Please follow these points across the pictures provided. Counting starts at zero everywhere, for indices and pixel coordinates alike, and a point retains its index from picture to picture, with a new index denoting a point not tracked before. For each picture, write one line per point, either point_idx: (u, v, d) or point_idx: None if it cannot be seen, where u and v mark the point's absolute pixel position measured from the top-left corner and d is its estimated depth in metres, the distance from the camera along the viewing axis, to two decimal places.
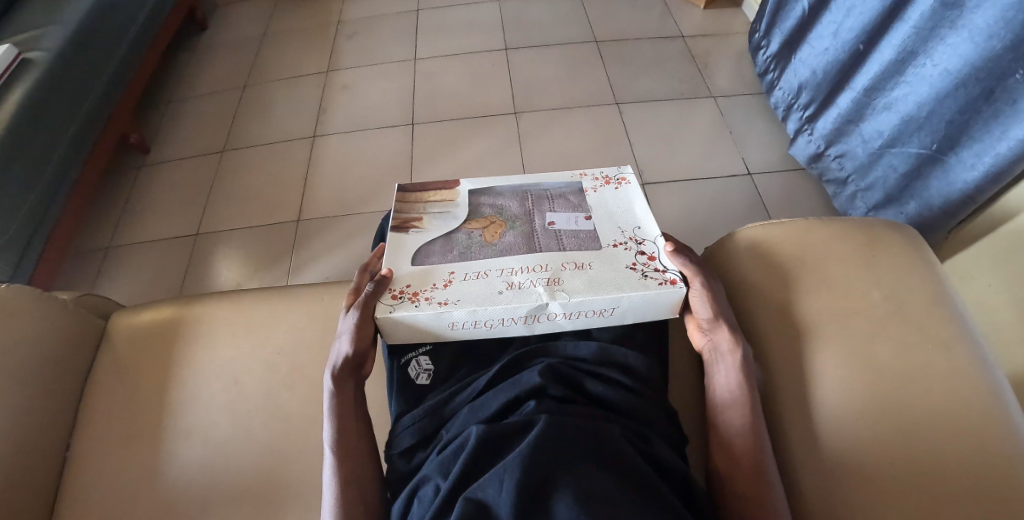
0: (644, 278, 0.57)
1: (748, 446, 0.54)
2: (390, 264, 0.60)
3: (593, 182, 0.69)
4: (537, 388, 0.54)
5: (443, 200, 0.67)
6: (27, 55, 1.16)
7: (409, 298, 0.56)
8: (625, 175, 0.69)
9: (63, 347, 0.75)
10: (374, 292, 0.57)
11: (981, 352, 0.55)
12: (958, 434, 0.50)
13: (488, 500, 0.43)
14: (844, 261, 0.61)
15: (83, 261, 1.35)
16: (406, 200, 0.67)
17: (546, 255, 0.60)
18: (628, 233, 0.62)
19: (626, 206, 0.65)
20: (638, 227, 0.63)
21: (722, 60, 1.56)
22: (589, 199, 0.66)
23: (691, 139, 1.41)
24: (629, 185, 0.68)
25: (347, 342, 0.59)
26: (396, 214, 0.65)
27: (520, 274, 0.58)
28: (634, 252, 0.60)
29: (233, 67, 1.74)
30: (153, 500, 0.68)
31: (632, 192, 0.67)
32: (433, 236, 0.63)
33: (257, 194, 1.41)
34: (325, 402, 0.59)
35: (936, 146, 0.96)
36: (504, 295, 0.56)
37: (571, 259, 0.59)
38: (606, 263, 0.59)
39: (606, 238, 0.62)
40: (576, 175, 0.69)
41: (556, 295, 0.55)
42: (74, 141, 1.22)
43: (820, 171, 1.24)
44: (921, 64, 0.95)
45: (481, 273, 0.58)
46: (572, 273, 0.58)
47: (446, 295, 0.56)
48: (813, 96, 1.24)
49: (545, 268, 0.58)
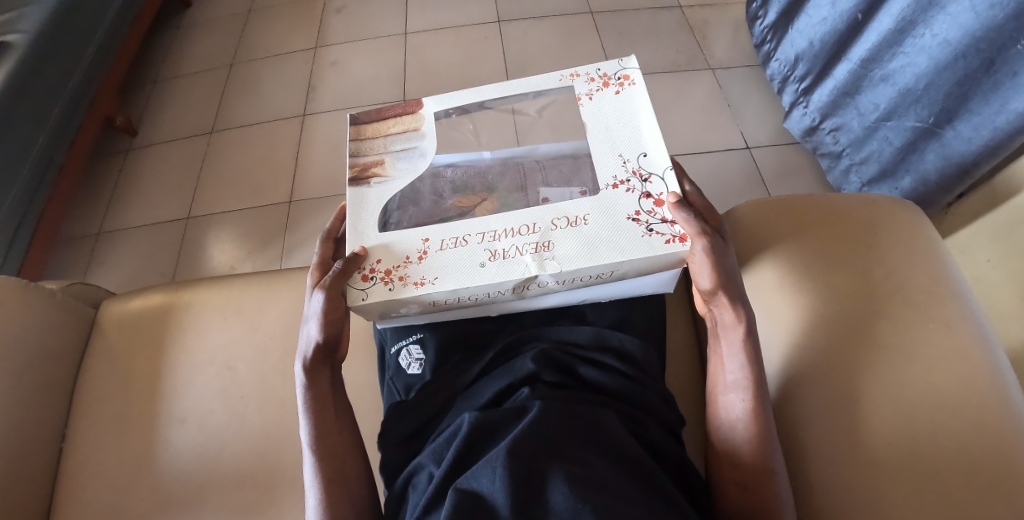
0: (650, 233, 0.52)
1: (750, 432, 0.53)
2: (358, 238, 0.57)
3: (589, 84, 0.62)
4: (532, 375, 0.53)
5: (404, 130, 0.63)
6: (5, 38, 1.10)
7: (382, 279, 0.54)
8: (630, 76, 0.62)
9: (54, 338, 0.74)
10: (342, 271, 0.55)
11: (982, 330, 0.54)
12: (961, 414, 0.49)
13: (482, 489, 0.42)
14: (843, 238, 0.61)
15: (75, 246, 1.33)
16: (362, 136, 0.64)
17: (533, 213, 0.55)
18: (630, 165, 0.57)
19: (631, 126, 0.59)
20: (644, 154, 0.57)
21: (721, 29, 1.52)
22: (583, 114, 0.60)
23: (689, 112, 1.38)
24: (632, 86, 0.62)
25: (316, 328, 0.59)
26: (353, 159, 0.62)
27: (504, 239, 0.54)
28: (638, 195, 0.55)
29: (219, 44, 1.69)
30: (149, 489, 0.68)
31: (637, 98, 0.61)
32: (397, 185, 0.60)
33: (248, 174, 1.39)
34: (301, 394, 0.60)
35: (934, 119, 0.95)
36: (487, 268, 0.52)
37: (564, 213, 0.54)
38: (604, 214, 0.54)
39: (604, 176, 0.56)
40: (567, 76, 0.63)
41: (546, 265, 0.52)
42: (57, 127, 1.18)
43: (814, 145, 1.23)
44: (920, 34, 0.92)
45: (459, 240, 0.54)
46: (564, 230, 0.54)
47: (423, 273, 0.53)
48: (810, 67, 1.21)
49: (533, 228, 0.54)
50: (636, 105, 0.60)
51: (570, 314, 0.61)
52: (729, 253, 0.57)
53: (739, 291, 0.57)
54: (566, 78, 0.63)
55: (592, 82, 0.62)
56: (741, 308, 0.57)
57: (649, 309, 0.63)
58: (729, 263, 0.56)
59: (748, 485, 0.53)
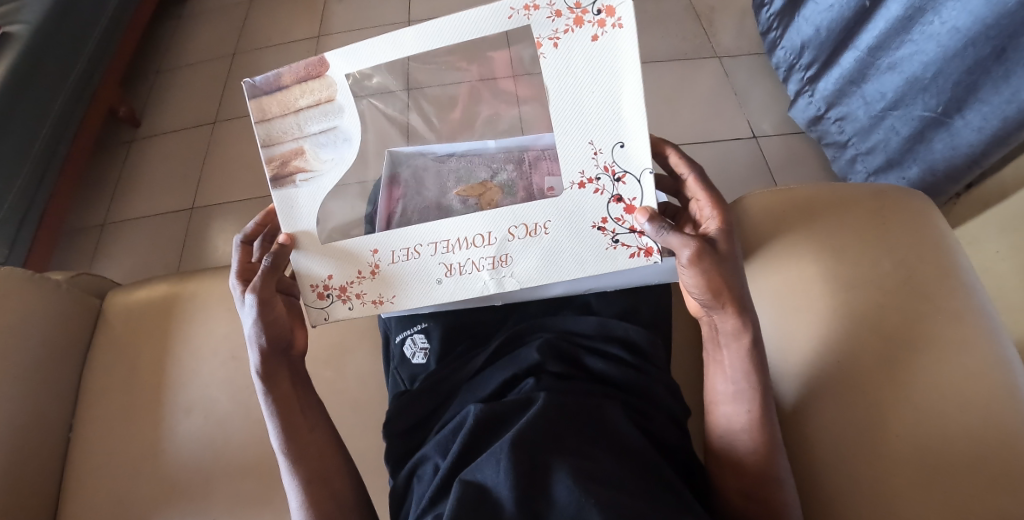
0: (615, 247, 0.51)
1: (757, 434, 0.51)
2: (288, 224, 0.55)
3: (555, 21, 0.49)
4: (536, 365, 0.53)
5: (317, 104, 0.54)
6: (8, 29, 1.10)
7: (339, 297, 0.55)
8: (619, 13, 0.48)
9: (60, 329, 0.74)
10: (273, 267, 0.56)
11: (991, 320, 0.53)
12: (970, 406, 0.48)
13: (487, 481, 0.42)
14: (854, 229, 0.60)
15: (80, 237, 1.34)
16: (268, 116, 0.54)
17: (488, 219, 0.52)
18: (602, 157, 0.50)
19: (609, 99, 0.49)
20: (620, 144, 0.50)
21: (727, 16, 1.50)
22: (546, 76, 0.50)
23: (695, 101, 1.37)
24: (618, 27, 0.48)
25: (254, 327, 0.57)
26: (266, 148, 0.54)
27: (459, 251, 0.53)
28: (608, 198, 0.51)
29: (221, 34, 1.68)
30: (157, 478, 0.68)
31: (620, 53, 0.49)
32: (327, 180, 0.55)
33: (251, 164, 1.38)
34: (263, 403, 0.59)
35: (942, 108, 0.94)
36: (444, 285, 0.53)
37: (522, 219, 0.52)
38: (563, 220, 0.52)
39: (569, 171, 0.51)
40: (522, 11, 0.49)
41: (505, 282, 0.53)
42: (59, 118, 1.18)
43: (820, 134, 1.22)
44: (928, 22, 0.90)
45: (411, 251, 0.53)
46: (522, 240, 0.52)
47: (379, 291, 0.54)
48: (815, 56, 1.19)
49: (489, 237, 0.52)
50: (620, 65, 0.49)
51: (575, 303, 0.61)
52: (721, 257, 0.52)
53: (740, 296, 0.52)
54: (519, 14, 0.49)
55: (559, 17, 0.49)
56: (738, 317, 0.52)
57: (654, 299, 0.62)
58: (720, 269, 0.51)
59: (755, 497, 0.51)
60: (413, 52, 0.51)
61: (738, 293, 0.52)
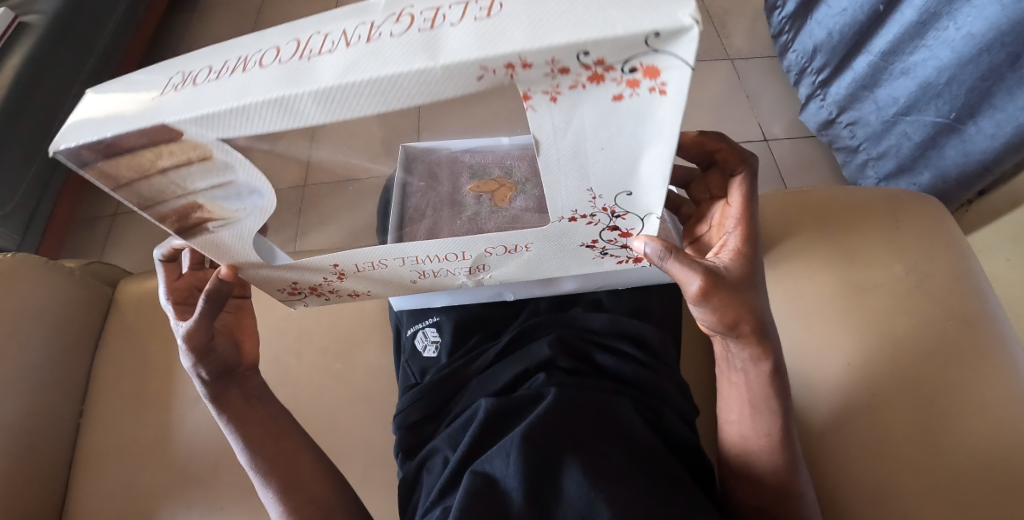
0: (602, 256, 0.48)
1: (773, 451, 0.50)
2: (227, 257, 0.47)
3: (560, 78, 0.29)
4: (547, 360, 0.54)
5: (185, 163, 0.36)
6: (25, 19, 1.12)
7: (310, 292, 0.53)
8: (665, 75, 0.29)
9: (72, 315, 0.75)
10: (214, 309, 0.52)
11: (1001, 328, 0.53)
12: (978, 413, 0.48)
13: (495, 473, 0.43)
14: (865, 233, 0.60)
15: (91, 226, 1.35)
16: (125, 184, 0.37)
17: (464, 242, 0.45)
18: (602, 201, 0.40)
19: (623, 157, 0.35)
20: (628, 193, 0.39)
21: (740, 18, 1.50)
22: (533, 133, 0.33)
23: (706, 103, 1.36)
24: (661, 92, 0.30)
25: (189, 364, 0.55)
26: (152, 210, 0.40)
27: (430, 263, 0.48)
28: (602, 227, 0.43)
29: (235, 27, 1.69)
30: (166, 465, 0.69)
31: (655, 120, 0.32)
32: (247, 228, 0.43)
33: None
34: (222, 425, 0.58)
35: (955, 115, 0.93)
36: (420, 282, 0.51)
37: (501, 244, 0.45)
38: (548, 240, 0.45)
39: (561, 206, 0.40)
40: (504, 72, 0.28)
41: (479, 278, 0.52)
42: (73, 108, 1.19)
43: (831, 138, 1.21)
44: (943, 27, 0.89)
45: (377, 263, 0.48)
46: (501, 256, 0.47)
47: (351, 287, 0.52)
48: (827, 59, 1.18)
49: (463, 255, 0.46)
50: (651, 127, 0.33)
51: (585, 300, 0.61)
52: (742, 283, 0.48)
53: (756, 322, 0.49)
54: (497, 75, 0.28)
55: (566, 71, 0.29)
56: (748, 344, 0.50)
57: (665, 297, 0.62)
58: (739, 297, 0.48)
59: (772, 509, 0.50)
60: (329, 119, 0.31)
61: (754, 319, 0.49)
